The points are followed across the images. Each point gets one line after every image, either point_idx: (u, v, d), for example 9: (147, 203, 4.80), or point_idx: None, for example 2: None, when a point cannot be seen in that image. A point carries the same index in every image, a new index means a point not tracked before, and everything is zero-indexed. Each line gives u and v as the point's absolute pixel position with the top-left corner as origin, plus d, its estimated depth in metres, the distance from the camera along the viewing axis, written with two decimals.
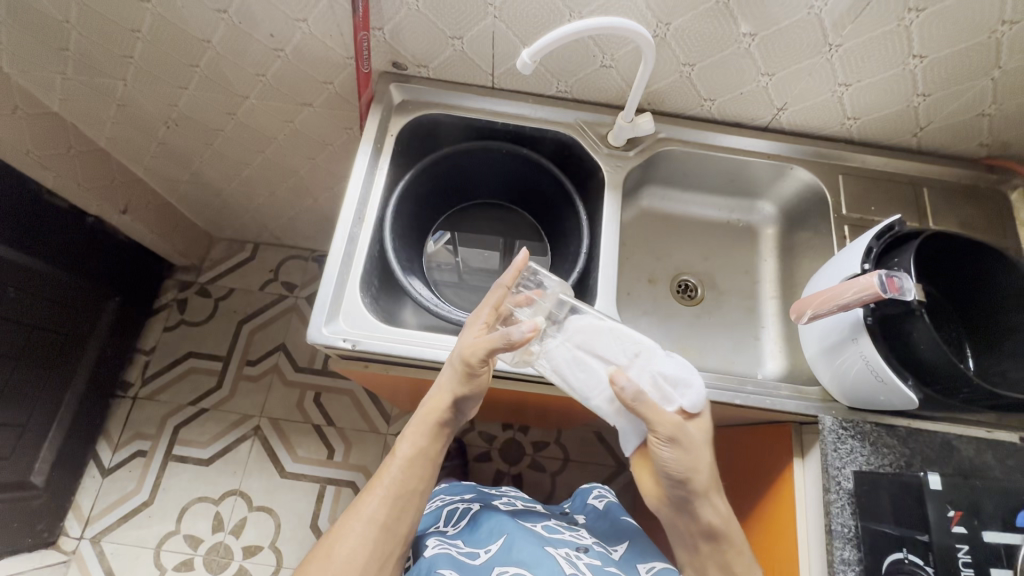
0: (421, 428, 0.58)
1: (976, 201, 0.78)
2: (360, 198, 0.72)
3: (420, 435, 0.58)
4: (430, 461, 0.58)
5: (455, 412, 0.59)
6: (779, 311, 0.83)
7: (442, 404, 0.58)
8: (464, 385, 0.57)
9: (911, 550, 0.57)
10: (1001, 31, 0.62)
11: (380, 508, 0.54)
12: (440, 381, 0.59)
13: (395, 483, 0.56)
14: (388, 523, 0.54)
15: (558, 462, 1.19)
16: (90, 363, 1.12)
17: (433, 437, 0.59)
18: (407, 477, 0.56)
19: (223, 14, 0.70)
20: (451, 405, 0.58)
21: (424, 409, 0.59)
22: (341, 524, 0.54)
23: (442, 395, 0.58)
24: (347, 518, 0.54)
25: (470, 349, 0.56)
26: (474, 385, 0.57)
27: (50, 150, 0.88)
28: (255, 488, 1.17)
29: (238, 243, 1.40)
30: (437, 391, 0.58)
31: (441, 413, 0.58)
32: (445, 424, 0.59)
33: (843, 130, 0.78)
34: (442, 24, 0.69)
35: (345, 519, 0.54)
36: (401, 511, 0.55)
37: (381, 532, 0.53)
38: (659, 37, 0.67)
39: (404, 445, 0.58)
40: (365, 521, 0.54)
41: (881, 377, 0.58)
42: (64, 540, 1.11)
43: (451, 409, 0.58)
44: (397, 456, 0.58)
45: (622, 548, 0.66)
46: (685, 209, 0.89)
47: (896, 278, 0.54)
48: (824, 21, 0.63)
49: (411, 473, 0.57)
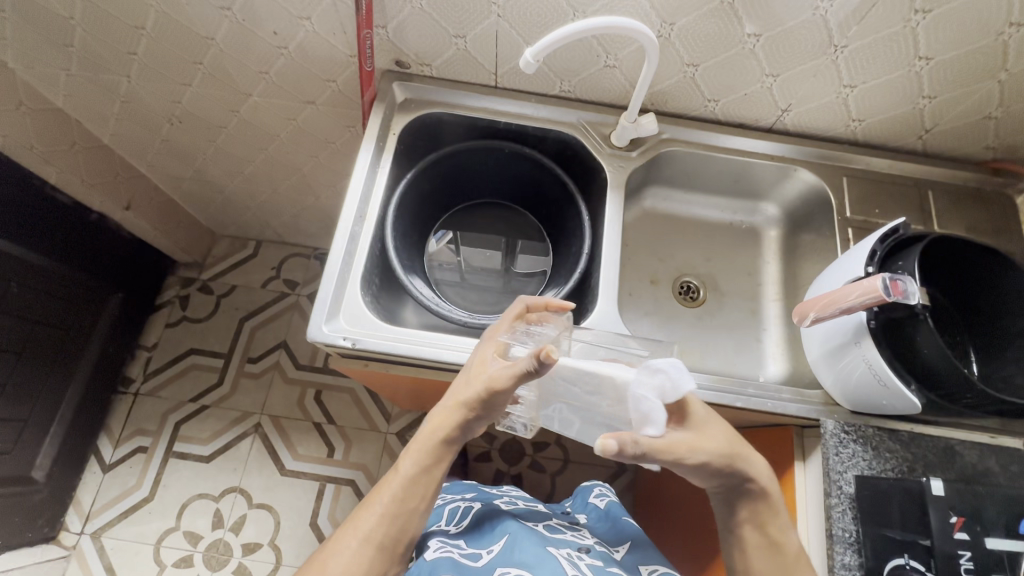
0: (426, 445, 0.55)
1: (982, 204, 0.78)
2: (362, 197, 0.72)
3: (422, 453, 0.55)
4: (432, 479, 0.55)
5: (465, 430, 0.56)
6: (782, 313, 0.82)
7: (451, 423, 0.55)
8: (477, 410, 0.54)
9: (912, 556, 0.55)
10: (1009, 33, 0.61)
11: (378, 526, 0.52)
12: (450, 398, 0.56)
13: (395, 499, 0.54)
14: (385, 541, 0.52)
15: (558, 462, 1.19)
16: (91, 359, 1.12)
17: (438, 457, 0.56)
18: (407, 495, 0.54)
19: (227, 11, 0.70)
20: (461, 422, 0.55)
21: (429, 426, 0.56)
22: (338, 540, 0.52)
23: (451, 415, 0.55)
24: (345, 534, 0.53)
25: (497, 376, 0.53)
26: (491, 406, 0.54)
27: (54, 147, 0.89)
28: (255, 486, 1.17)
29: (240, 240, 1.40)
30: (444, 409, 0.55)
31: (446, 431, 0.55)
32: (453, 442, 0.56)
33: (848, 132, 0.78)
34: (445, 23, 0.69)
35: (342, 534, 0.53)
36: (399, 529, 0.53)
37: (378, 550, 0.52)
38: (663, 36, 0.67)
39: (405, 462, 0.55)
40: (362, 539, 0.52)
41: (884, 382, 0.57)
42: (65, 535, 1.11)
43: (460, 428, 0.55)
44: (398, 472, 0.55)
45: (623, 549, 0.66)
46: (687, 210, 0.89)
47: (899, 281, 0.54)
48: (829, 22, 0.63)
49: (411, 491, 0.54)
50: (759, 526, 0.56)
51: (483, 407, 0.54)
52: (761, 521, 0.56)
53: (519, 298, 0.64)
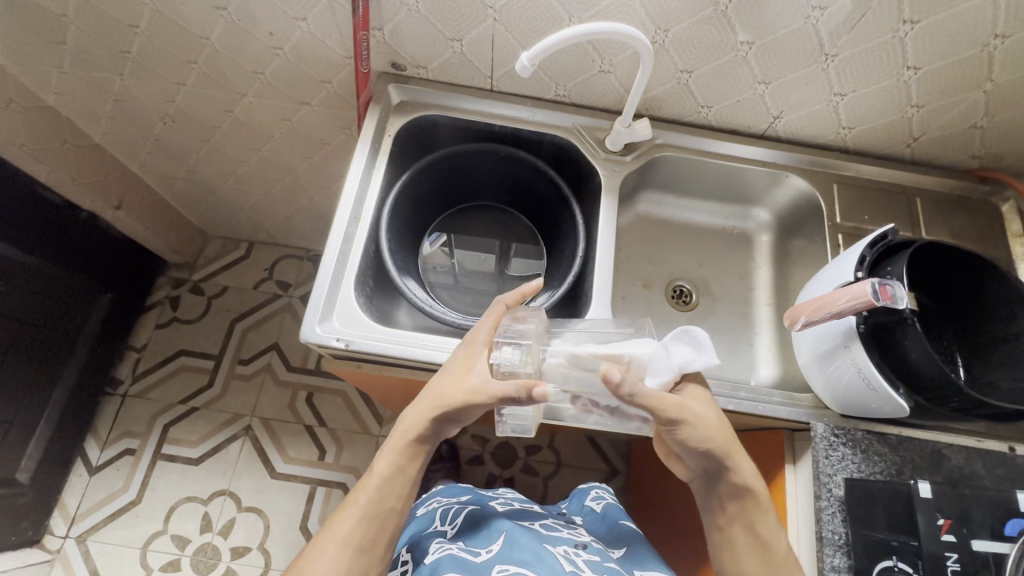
0: (397, 444, 0.55)
1: (968, 212, 0.79)
2: (356, 199, 0.72)
3: (397, 451, 0.55)
4: (408, 479, 0.55)
5: (436, 431, 0.56)
6: (773, 318, 0.83)
7: (420, 424, 0.55)
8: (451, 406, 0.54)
9: (901, 558, 0.56)
10: (994, 44, 0.63)
11: (356, 528, 0.52)
12: (424, 397, 0.56)
13: (374, 501, 0.53)
14: (364, 545, 0.52)
15: (550, 466, 1.19)
16: (78, 360, 1.11)
17: (412, 454, 0.56)
18: (385, 495, 0.54)
19: (222, 11, 0.70)
20: (431, 422, 0.55)
21: (404, 426, 0.56)
22: (316, 545, 0.52)
23: (422, 415, 0.55)
24: (323, 539, 0.52)
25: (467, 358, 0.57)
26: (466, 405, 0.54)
27: (45, 144, 0.88)
28: (244, 488, 1.16)
29: (232, 242, 1.39)
30: (420, 409, 0.55)
31: (418, 429, 0.55)
32: (424, 440, 0.56)
33: (838, 139, 0.79)
34: (442, 27, 0.69)
35: (319, 540, 0.52)
36: (377, 532, 0.53)
37: (357, 553, 0.51)
38: (657, 43, 0.68)
39: (380, 462, 0.55)
40: (338, 544, 0.51)
41: (873, 385, 0.58)
42: (49, 539, 1.09)
43: (433, 427, 0.55)
44: (372, 473, 0.55)
45: (621, 551, 0.66)
46: (681, 215, 0.90)
47: (888, 286, 0.55)
48: (820, 30, 0.64)
49: (387, 491, 0.54)
50: (761, 511, 0.55)
51: (456, 403, 0.53)
52: (756, 528, 0.55)
53: (495, 298, 0.62)
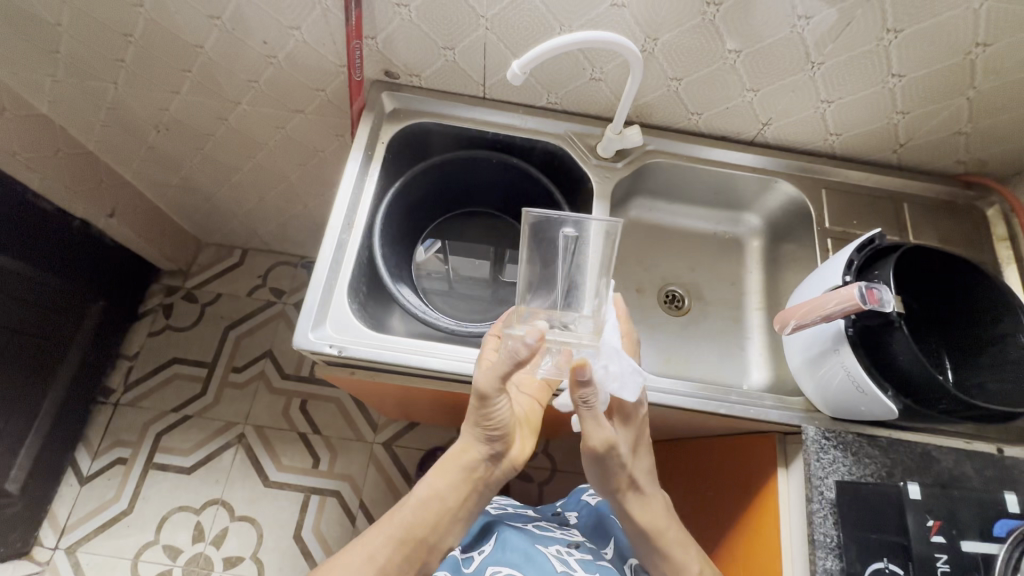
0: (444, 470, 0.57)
1: (954, 216, 0.80)
2: (350, 205, 0.72)
3: (441, 479, 0.56)
4: (445, 510, 0.56)
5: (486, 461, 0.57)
6: (765, 322, 0.84)
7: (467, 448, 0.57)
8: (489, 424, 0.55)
9: (892, 560, 0.57)
10: (975, 52, 0.64)
11: (384, 548, 0.53)
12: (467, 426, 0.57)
13: (405, 526, 0.54)
14: (388, 567, 0.53)
15: (546, 471, 1.19)
16: (70, 369, 1.10)
17: (456, 485, 0.56)
18: (419, 524, 0.55)
19: (216, 20, 0.71)
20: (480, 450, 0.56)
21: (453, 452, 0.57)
22: (340, 557, 0.53)
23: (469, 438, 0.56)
24: (350, 552, 0.54)
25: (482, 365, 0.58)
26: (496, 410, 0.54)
27: (38, 152, 0.88)
28: (238, 497, 1.15)
29: (226, 249, 1.39)
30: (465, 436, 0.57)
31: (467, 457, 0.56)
32: (474, 471, 0.57)
33: (826, 145, 0.80)
34: (434, 35, 0.70)
35: (347, 553, 0.53)
36: (405, 558, 0.54)
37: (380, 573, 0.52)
38: (647, 51, 0.69)
39: (421, 487, 0.57)
40: (366, 559, 0.53)
41: (863, 389, 0.59)
42: (38, 550, 1.08)
43: (480, 456, 0.56)
44: (411, 497, 0.57)
45: (610, 551, 0.68)
46: (673, 220, 0.90)
47: (875, 289, 0.56)
48: (806, 39, 0.65)
49: (421, 519, 0.55)
50: None
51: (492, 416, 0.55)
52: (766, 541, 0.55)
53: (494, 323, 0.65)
